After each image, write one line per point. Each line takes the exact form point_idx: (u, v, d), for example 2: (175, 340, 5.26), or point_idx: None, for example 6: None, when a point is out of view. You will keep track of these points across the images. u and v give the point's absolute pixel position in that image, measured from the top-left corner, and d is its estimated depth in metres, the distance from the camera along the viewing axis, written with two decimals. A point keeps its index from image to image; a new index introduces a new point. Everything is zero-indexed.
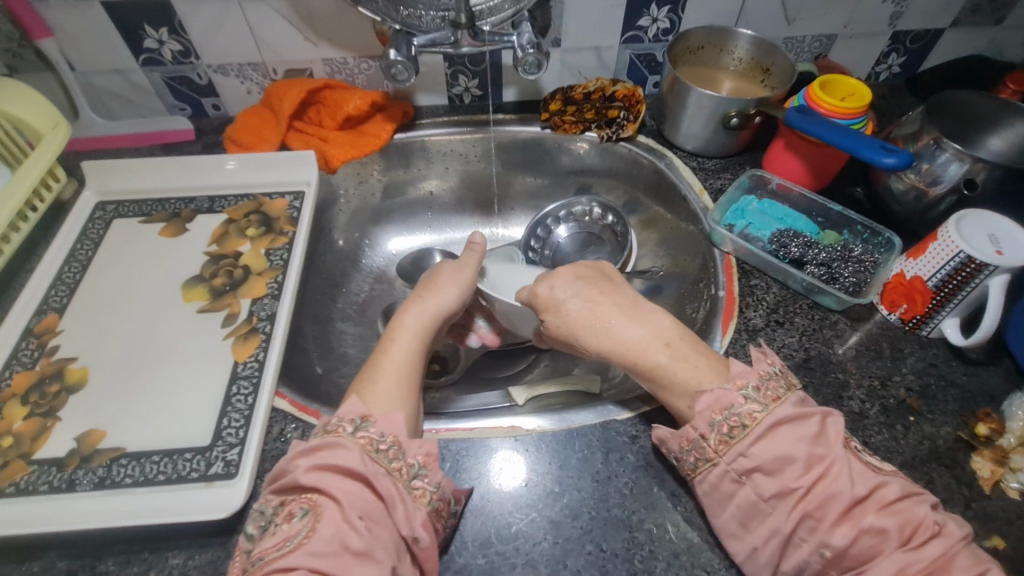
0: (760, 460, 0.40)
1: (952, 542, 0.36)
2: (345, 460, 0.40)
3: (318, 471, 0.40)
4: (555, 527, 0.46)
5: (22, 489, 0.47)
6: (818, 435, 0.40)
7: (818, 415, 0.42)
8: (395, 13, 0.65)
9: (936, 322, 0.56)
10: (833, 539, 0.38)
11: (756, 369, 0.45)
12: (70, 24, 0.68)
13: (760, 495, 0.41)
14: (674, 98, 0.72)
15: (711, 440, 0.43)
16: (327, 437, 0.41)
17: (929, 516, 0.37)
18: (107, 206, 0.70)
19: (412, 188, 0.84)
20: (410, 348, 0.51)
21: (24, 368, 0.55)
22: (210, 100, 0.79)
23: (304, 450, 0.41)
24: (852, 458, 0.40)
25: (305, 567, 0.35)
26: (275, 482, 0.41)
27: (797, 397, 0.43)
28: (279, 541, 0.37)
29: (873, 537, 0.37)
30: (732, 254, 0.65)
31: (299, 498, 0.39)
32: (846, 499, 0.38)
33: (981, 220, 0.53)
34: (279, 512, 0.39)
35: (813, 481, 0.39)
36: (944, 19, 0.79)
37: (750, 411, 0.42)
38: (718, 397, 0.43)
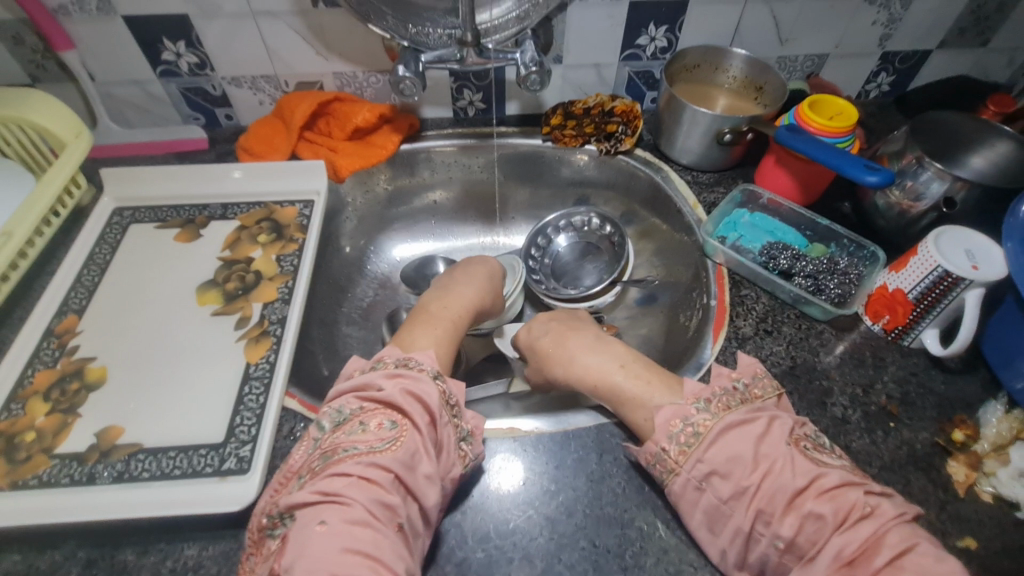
0: (715, 463, 0.44)
1: (883, 521, 0.39)
2: (430, 399, 0.47)
3: (406, 396, 0.47)
4: (550, 524, 0.49)
5: (44, 482, 0.49)
6: (762, 436, 0.44)
7: (765, 417, 0.46)
8: (405, 30, 0.67)
9: (917, 332, 0.58)
10: (783, 530, 0.41)
11: (711, 387, 0.49)
12: (91, 36, 0.71)
13: (719, 498, 0.44)
14: (670, 114, 0.75)
15: (672, 451, 0.46)
16: (412, 371, 0.49)
17: (861, 500, 0.40)
18: (124, 211, 0.72)
19: (417, 197, 0.87)
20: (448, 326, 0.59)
21: (45, 366, 0.57)
22: (224, 110, 0.82)
23: (397, 373, 0.49)
24: (796, 454, 0.43)
25: (391, 471, 0.43)
26: (361, 392, 0.48)
27: (748, 407, 0.47)
28: (360, 441, 0.44)
29: (814, 521, 0.40)
30: (724, 265, 0.68)
31: (384, 413, 0.46)
32: (788, 490, 0.41)
33: (959, 236, 0.56)
34: (366, 419, 0.46)
35: (762, 477, 0.43)
36: (931, 41, 0.82)
37: (702, 420, 0.46)
38: (675, 411, 0.48)
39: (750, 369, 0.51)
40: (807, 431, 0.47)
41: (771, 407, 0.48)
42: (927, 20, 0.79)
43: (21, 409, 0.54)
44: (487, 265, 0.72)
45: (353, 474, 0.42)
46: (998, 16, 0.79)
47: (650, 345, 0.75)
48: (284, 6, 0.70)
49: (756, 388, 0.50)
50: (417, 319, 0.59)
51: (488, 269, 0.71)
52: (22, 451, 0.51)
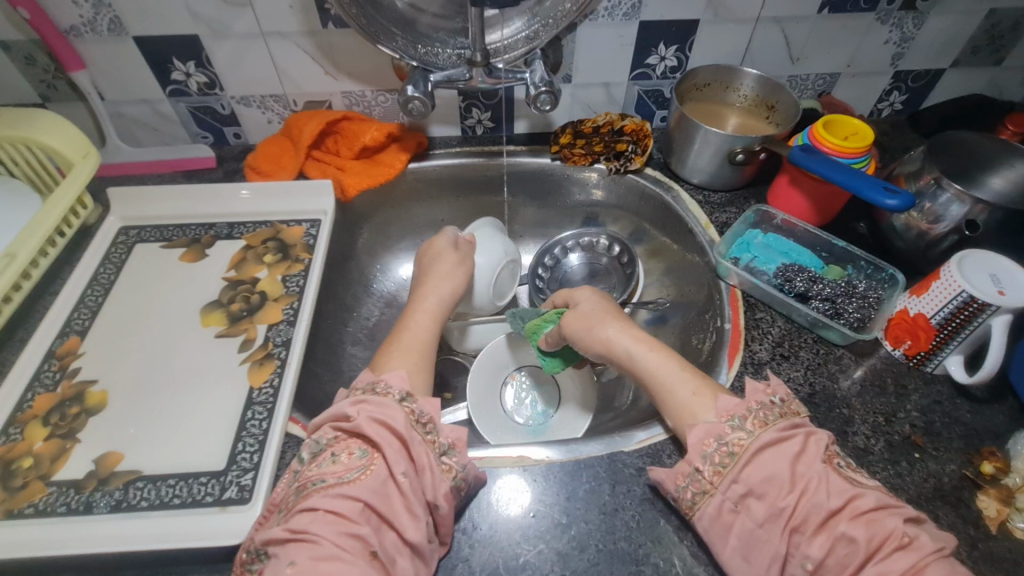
0: (751, 483, 0.43)
1: (921, 555, 0.37)
2: (396, 420, 0.45)
3: (373, 423, 0.45)
4: (562, 559, 0.47)
5: (40, 510, 0.48)
6: (798, 454, 0.43)
7: (801, 434, 0.45)
8: (414, 50, 0.66)
9: (940, 359, 0.57)
10: (811, 550, 0.40)
11: (747, 401, 0.47)
12: (102, 57, 0.71)
13: (755, 521, 0.42)
14: (681, 133, 0.74)
15: (706, 472, 0.45)
16: (380, 396, 0.47)
17: (899, 529, 0.39)
18: (130, 231, 0.72)
19: (424, 216, 0.86)
20: (420, 338, 0.58)
21: (46, 389, 0.56)
22: (232, 129, 0.82)
23: (362, 399, 0.47)
24: (830, 472, 0.43)
25: (360, 501, 0.40)
26: (329, 423, 0.46)
27: (786, 423, 0.46)
28: (332, 472, 0.42)
29: (846, 545, 0.39)
30: (738, 287, 0.67)
31: (353, 441, 0.44)
32: (823, 511, 0.40)
33: (982, 260, 0.54)
34: (336, 450, 0.44)
35: (798, 497, 0.41)
36: (944, 59, 0.81)
37: (737, 439, 0.45)
38: (709, 429, 0.47)
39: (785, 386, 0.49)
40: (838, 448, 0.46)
41: (810, 425, 0.46)
42: (940, 39, 0.79)
43: (20, 434, 0.53)
44: (451, 260, 0.67)
45: (319, 508, 0.40)
46: (1013, 34, 0.78)
47: None
48: (294, 27, 0.70)
49: (792, 403, 0.48)
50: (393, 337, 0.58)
51: (446, 265, 0.66)
52: (19, 477, 0.50)
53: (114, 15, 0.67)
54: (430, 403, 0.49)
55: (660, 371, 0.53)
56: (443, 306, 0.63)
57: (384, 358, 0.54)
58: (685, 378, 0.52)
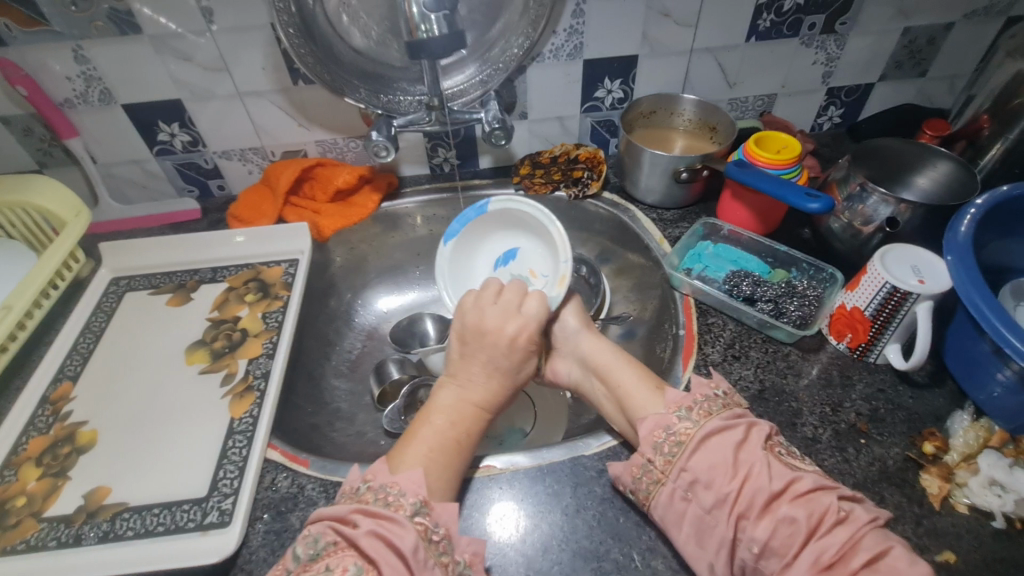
0: (698, 471, 0.46)
1: (859, 526, 0.41)
2: (406, 540, 0.44)
3: (378, 539, 0.44)
4: (527, 561, 0.49)
5: (32, 546, 0.51)
6: (741, 442, 0.47)
7: (743, 425, 0.48)
8: (377, 99, 0.73)
9: (880, 348, 0.60)
10: (757, 533, 0.43)
11: (693, 394, 0.52)
12: (94, 124, 0.77)
13: (704, 507, 0.45)
14: (630, 158, 0.80)
15: (658, 462, 0.48)
16: (391, 509, 0.46)
17: (835, 504, 0.42)
18: (120, 281, 0.77)
19: (398, 250, 0.91)
20: (451, 436, 0.54)
21: (39, 433, 0.60)
22: (215, 181, 0.88)
23: (380, 515, 0.45)
24: (773, 459, 0.46)
25: None
26: (336, 528, 0.45)
27: (729, 413, 0.50)
28: None
29: (789, 526, 0.42)
30: (691, 295, 0.70)
31: (355, 555, 0.43)
32: (766, 493, 0.44)
33: (904, 254, 0.59)
34: (332, 562, 0.42)
35: (741, 482, 0.45)
36: (871, 75, 0.88)
37: (684, 428, 0.49)
38: (657, 421, 0.50)
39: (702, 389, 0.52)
40: (780, 439, 0.49)
41: (751, 416, 0.50)
42: (863, 57, 0.85)
43: (14, 475, 0.56)
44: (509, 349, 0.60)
45: None
46: (930, 48, 0.85)
47: None
48: (268, 86, 0.76)
49: (734, 397, 0.52)
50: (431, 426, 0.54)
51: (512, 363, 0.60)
52: (13, 516, 0.53)
53: (104, 87, 0.74)
54: (448, 510, 0.48)
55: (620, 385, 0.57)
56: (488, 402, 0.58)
57: (409, 447, 0.52)
58: (639, 388, 0.56)
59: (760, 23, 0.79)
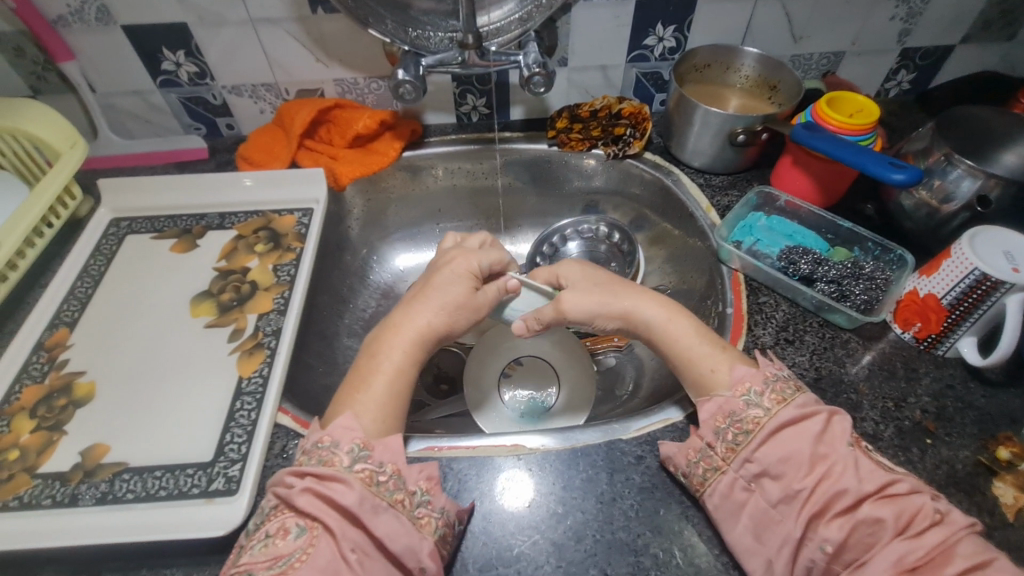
0: (766, 463, 0.42)
1: (954, 529, 0.37)
2: (344, 497, 0.40)
3: (315, 498, 0.40)
4: (558, 550, 0.45)
5: (24, 503, 0.47)
6: (820, 434, 0.42)
7: (823, 414, 0.43)
8: (404, 34, 0.65)
9: (952, 341, 0.54)
10: (830, 533, 0.39)
11: (762, 372, 0.47)
12: (91, 47, 0.70)
13: (768, 501, 0.42)
14: (681, 116, 0.72)
15: (719, 448, 0.45)
16: (327, 467, 0.42)
17: (929, 505, 0.38)
18: (121, 222, 0.71)
19: (418, 204, 0.84)
20: (390, 372, 0.49)
21: (33, 382, 0.55)
22: (224, 119, 0.80)
23: (306, 472, 0.42)
24: (858, 455, 0.42)
25: None
26: (274, 491, 0.42)
27: (805, 398, 0.45)
28: (273, 559, 0.38)
29: (871, 525, 0.38)
30: (740, 271, 0.65)
31: (296, 516, 0.40)
32: (852, 496, 0.39)
33: (994, 237, 0.52)
34: (274, 526, 0.40)
35: (817, 480, 0.40)
36: (954, 36, 0.79)
37: (753, 417, 0.44)
38: (721, 406, 0.46)
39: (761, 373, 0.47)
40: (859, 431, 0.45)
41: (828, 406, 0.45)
42: (949, 15, 0.76)
43: (6, 426, 0.52)
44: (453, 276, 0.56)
45: None
46: None
47: None
48: (283, 13, 0.68)
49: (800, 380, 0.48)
50: (366, 370, 0.49)
51: (459, 292, 0.55)
52: (4, 471, 0.49)
53: (101, 4, 0.66)
54: (386, 448, 0.44)
55: (680, 337, 0.51)
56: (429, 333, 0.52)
57: (343, 398, 0.48)
58: (698, 346, 0.50)
59: None
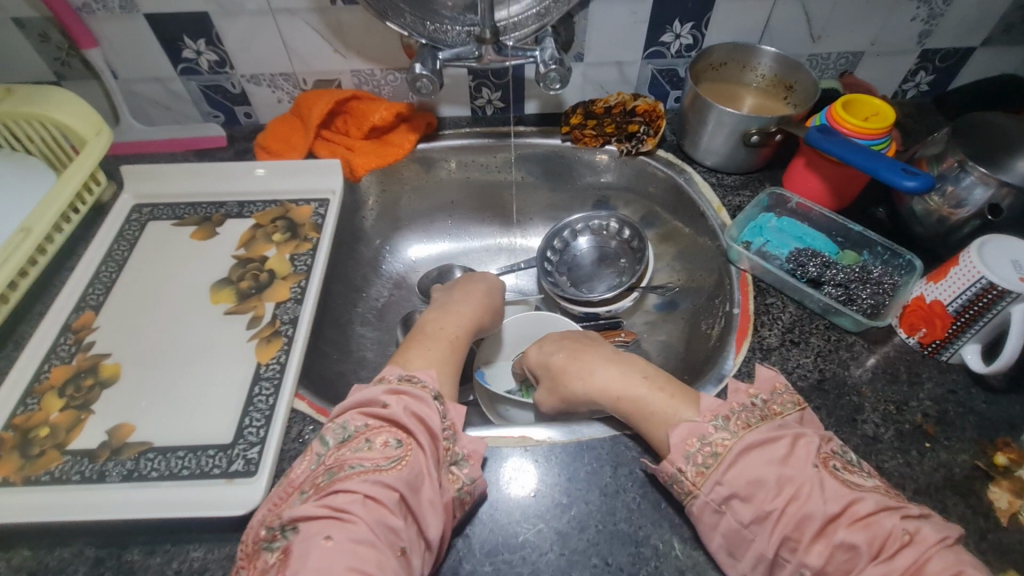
0: (735, 486, 0.42)
1: (924, 548, 0.37)
2: (433, 420, 0.46)
3: (411, 416, 0.46)
4: (562, 539, 0.47)
5: (56, 478, 0.50)
6: (786, 457, 0.42)
7: (789, 435, 0.44)
8: (422, 27, 0.65)
9: (956, 347, 0.55)
10: (809, 559, 0.39)
11: (729, 402, 0.47)
12: (114, 33, 0.71)
13: (741, 521, 0.42)
14: (695, 114, 0.72)
15: (688, 473, 0.45)
16: (417, 388, 0.48)
17: (898, 528, 0.39)
18: (142, 209, 0.73)
19: (432, 197, 0.86)
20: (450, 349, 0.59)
21: (61, 361, 0.58)
22: (242, 108, 0.82)
23: (400, 391, 0.47)
24: (824, 476, 0.41)
25: (396, 491, 0.41)
26: (364, 404, 0.47)
27: (769, 425, 0.45)
28: (377, 458, 0.43)
29: (845, 551, 0.39)
30: (749, 271, 0.65)
31: (394, 429, 0.45)
32: (819, 518, 0.40)
33: (1003, 246, 0.52)
34: (372, 436, 0.44)
35: (786, 502, 0.41)
36: (974, 38, 0.78)
37: (720, 440, 0.45)
38: (692, 428, 0.46)
39: (768, 385, 0.49)
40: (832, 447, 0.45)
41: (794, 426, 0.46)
42: (970, 16, 0.75)
43: (37, 404, 0.54)
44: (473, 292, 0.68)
45: (357, 492, 0.41)
46: None
47: (669, 353, 0.73)
48: (303, 3, 0.69)
49: (774, 404, 0.48)
50: (415, 343, 0.57)
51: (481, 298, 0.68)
52: (36, 445, 0.52)
53: None
54: (457, 407, 0.49)
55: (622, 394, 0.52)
56: (467, 322, 0.63)
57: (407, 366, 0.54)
58: (652, 392, 0.51)
59: None
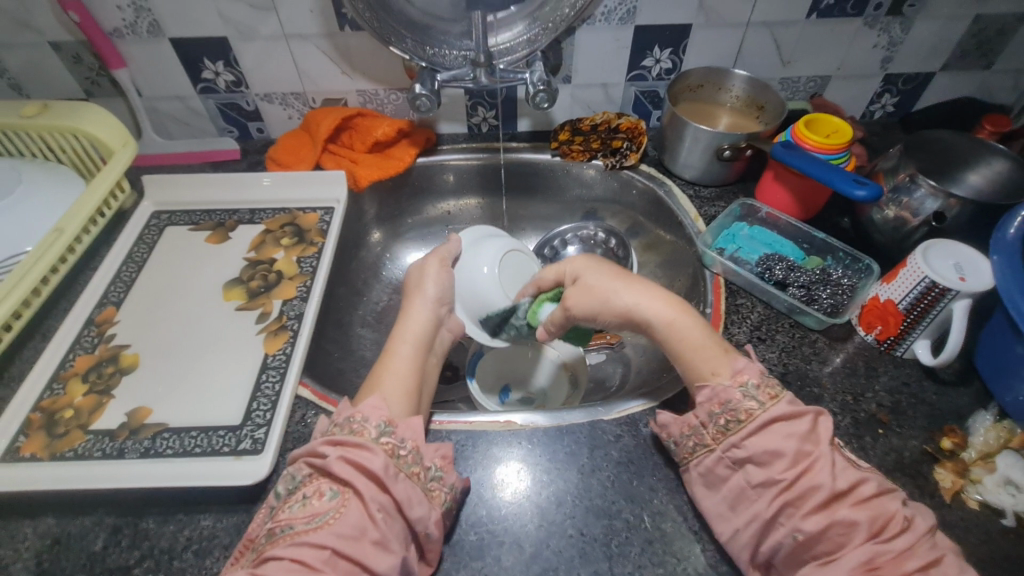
0: (753, 451, 0.46)
1: (918, 535, 0.40)
2: (371, 463, 0.45)
3: (347, 464, 0.45)
4: (541, 512, 0.51)
5: (79, 454, 0.54)
6: (807, 434, 0.45)
7: (810, 415, 0.46)
8: (423, 52, 0.71)
9: (909, 342, 0.60)
10: (805, 525, 0.42)
11: (759, 369, 0.50)
12: (141, 56, 0.78)
13: (748, 482, 0.46)
14: (673, 131, 0.78)
15: (710, 429, 0.48)
16: (356, 436, 0.47)
17: (901, 512, 0.41)
18: (162, 215, 0.79)
19: (431, 207, 0.92)
20: (407, 363, 0.57)
21: (85, 351, 0.63)
22: (255, 124, 0.88)
23: (338, 440, 0.47)
24: (836, 453, 0.45)
25: (325, 547, 0.40)
26: (307, 462, 0.47)
27: (793, 397, 0.48)
28: (308, 515, 0.43)
29: (845, 527, 0.41)
30: (721, 275, 0.71)
31: (330, 481, 0.45)
32: (825, 491, 0.42)
33: (947, 249, 0.58)
34: (310, 490, 0.45)
35: (799, 472, 0.44)
36: (933, 63, 0.84)
37: (749, 408, 0.47)
38: (718, 392, 0.49)
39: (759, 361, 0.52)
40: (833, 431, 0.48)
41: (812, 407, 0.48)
42: (927, 44, 0.82)
43: (63, 389, 0.59)
44: (437, 278, 0.65)
45: (285, 557, 0.40)
46: (999, 39, 0.81)
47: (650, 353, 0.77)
48: (314, 30, 0.76)
49: None
50: (380, 364, 0.57)
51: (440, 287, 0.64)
52: (61, 426, 0.56)
53: (153, 19, 0.74)
54: (413, 428, 0.49)
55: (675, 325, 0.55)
56: (427, 326, 0.61)
57: (369, 387, 0.54)
58: (706, 346, 0.53)
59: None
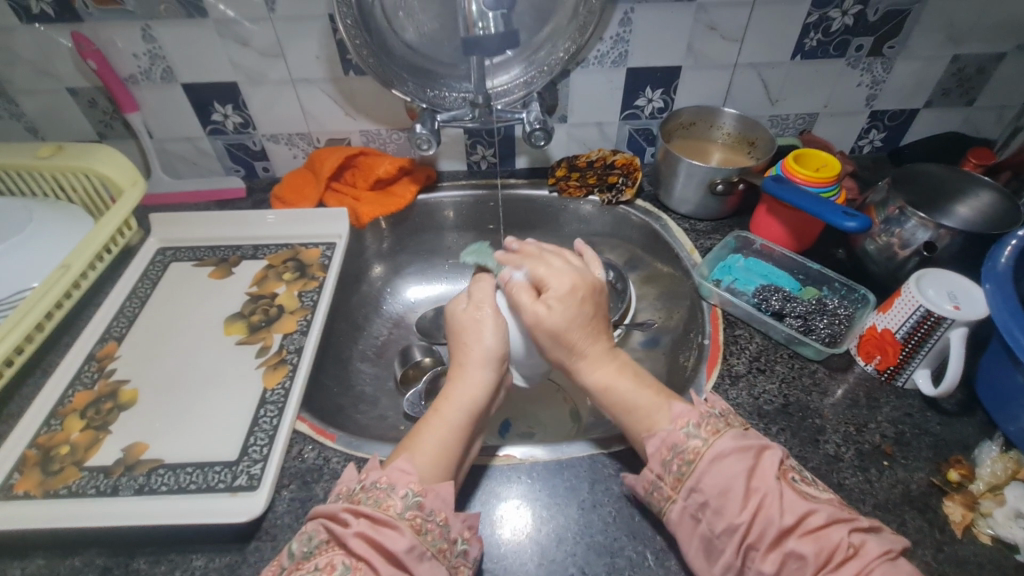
0: (707, 495, 0.45)
1: (867, 561, 0.40)
2: (397, 543, 0.43)
3: (367, 540, 0.43)
4: (541, 549, 0.50)
5: (73, 491, 0.53)
6: (752, 471, 0.46)
7: (755, 451, 0.47)
8: (423, 94, 0.73)
9: (909, 372, 0.59)
10: (765, 567, 0.42)
11: (698, 409, 0.50)
12: (154, 100, 0.81)
13: (712, 531, 0.45)
14: (667, 167, 0.81)
15: (667, 480, 0.48)
16: (382, 510, 0.45)
17: (844, 541, 0.42)
18: (166, 252, 0.80)
19: (431, 242, 0.93)
20: (452, 429, 0.52)
21: (84, 386, 0.63)
22: (261, 163, 0.91)
23: (361, 509, 0.45)
24: (785, 488, 0.45)
25: None
26: (322, 526, 0.46)
27: (737, 432, 0.48)
28: None
29: (797, 560, 0.42)
30: (719, 306, 0.71)
31: (348, 555, 0.43)
32: (775, 528, 0.43)
33: (940, 279, 0.58)
34: (323, 560, 0.43)
35: (752, 514, 0.44)
36: (917, 100, 0.87)
37: (703, 434, 0.48)
38: (664, 439, 0.49)
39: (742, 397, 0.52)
40: (794, 463, 0.49)
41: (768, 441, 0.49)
42: (910, 82, 0.85)
43: (60, 424, 0.59)
44: (495, 327, 0.59)
45: None
46: (980, 77, 0.84)
47: None
48: (319, 74, 0.79)
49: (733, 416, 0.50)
50: (423, 424, 0.53)
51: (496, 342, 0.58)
52: (56, 463, 0.56)
53: (167, 66, 0.77)
54: (439, 498, 0.47)
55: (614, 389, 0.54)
56: (484, 388, 0.56)
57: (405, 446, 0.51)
58: (640, 395, 0.53)
59: (807, 42, 0.79)
